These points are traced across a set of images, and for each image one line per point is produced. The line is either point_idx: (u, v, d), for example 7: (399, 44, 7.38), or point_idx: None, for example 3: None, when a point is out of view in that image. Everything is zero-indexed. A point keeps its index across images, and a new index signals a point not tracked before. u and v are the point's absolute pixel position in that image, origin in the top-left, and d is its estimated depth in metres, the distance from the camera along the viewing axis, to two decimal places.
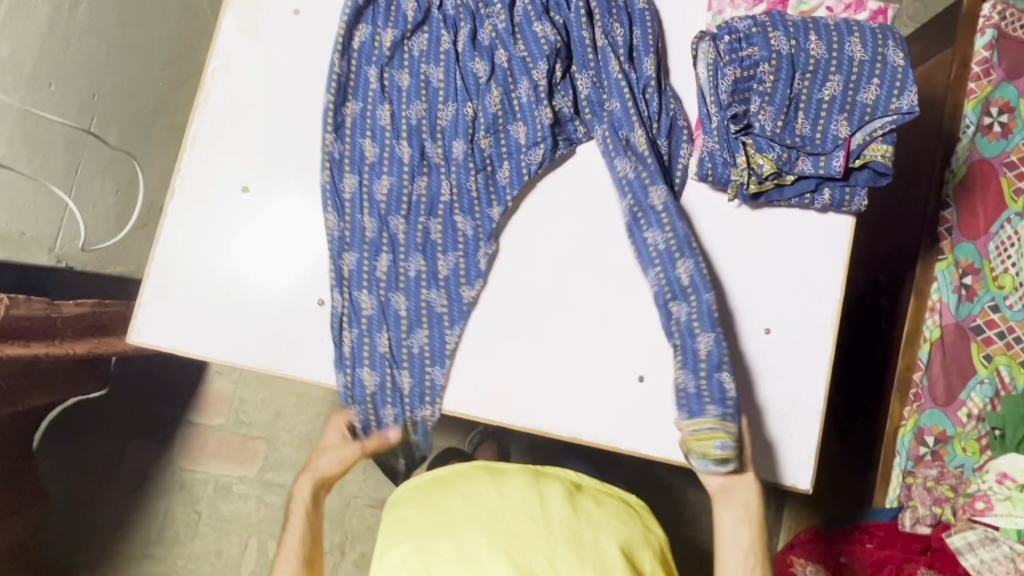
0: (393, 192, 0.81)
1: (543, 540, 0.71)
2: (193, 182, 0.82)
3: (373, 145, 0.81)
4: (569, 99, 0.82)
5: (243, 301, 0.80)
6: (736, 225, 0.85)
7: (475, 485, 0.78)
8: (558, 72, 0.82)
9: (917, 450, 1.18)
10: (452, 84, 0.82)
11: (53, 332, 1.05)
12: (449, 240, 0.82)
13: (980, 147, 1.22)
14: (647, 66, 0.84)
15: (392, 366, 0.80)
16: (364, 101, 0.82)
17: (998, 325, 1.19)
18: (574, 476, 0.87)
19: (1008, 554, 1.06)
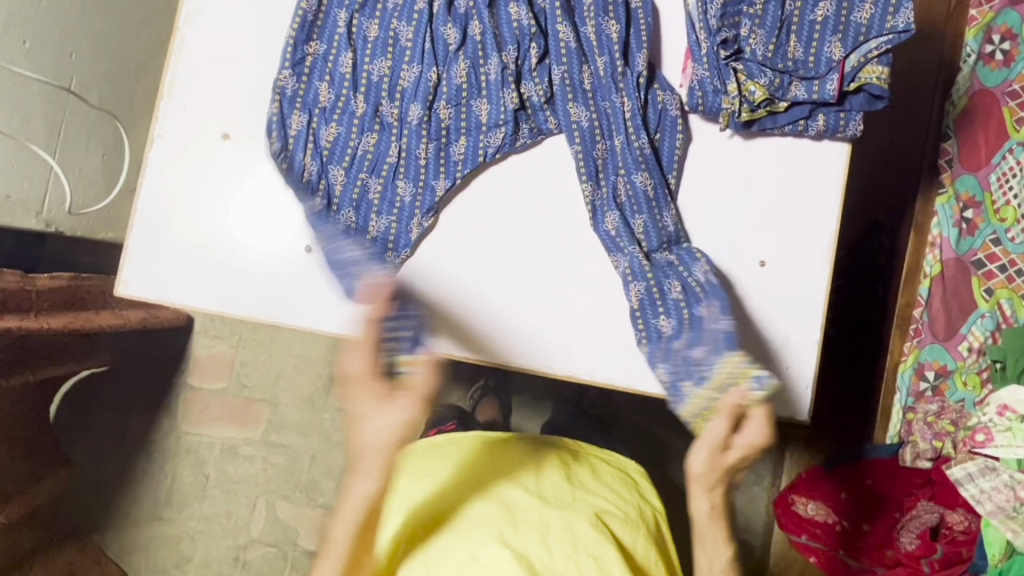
0: (336, 143, 0.80)
1: (531, 516, 0.79)
2: (171, 130, 0.80)
3: (325, 88, 0.79)
4: (541, 87, 0.80)
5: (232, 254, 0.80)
6: (729, 156, 0.83)
7: (477, 461, 0.90)
8: (531, 58, 0.80)
9: (918, 386, 1.20)
10: (420, 45, 0.80)
11: (28, 306, 1.05)
12: (386, 195, 0.80)
13: (981, 76, 1.16)
14: (640, 63, 0.80)
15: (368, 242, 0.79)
16: (326, 44, 0.80)
17: (999, 259, 1.12)
18: (576, 447, 0.98)
19: (1008, 483, 1.02)
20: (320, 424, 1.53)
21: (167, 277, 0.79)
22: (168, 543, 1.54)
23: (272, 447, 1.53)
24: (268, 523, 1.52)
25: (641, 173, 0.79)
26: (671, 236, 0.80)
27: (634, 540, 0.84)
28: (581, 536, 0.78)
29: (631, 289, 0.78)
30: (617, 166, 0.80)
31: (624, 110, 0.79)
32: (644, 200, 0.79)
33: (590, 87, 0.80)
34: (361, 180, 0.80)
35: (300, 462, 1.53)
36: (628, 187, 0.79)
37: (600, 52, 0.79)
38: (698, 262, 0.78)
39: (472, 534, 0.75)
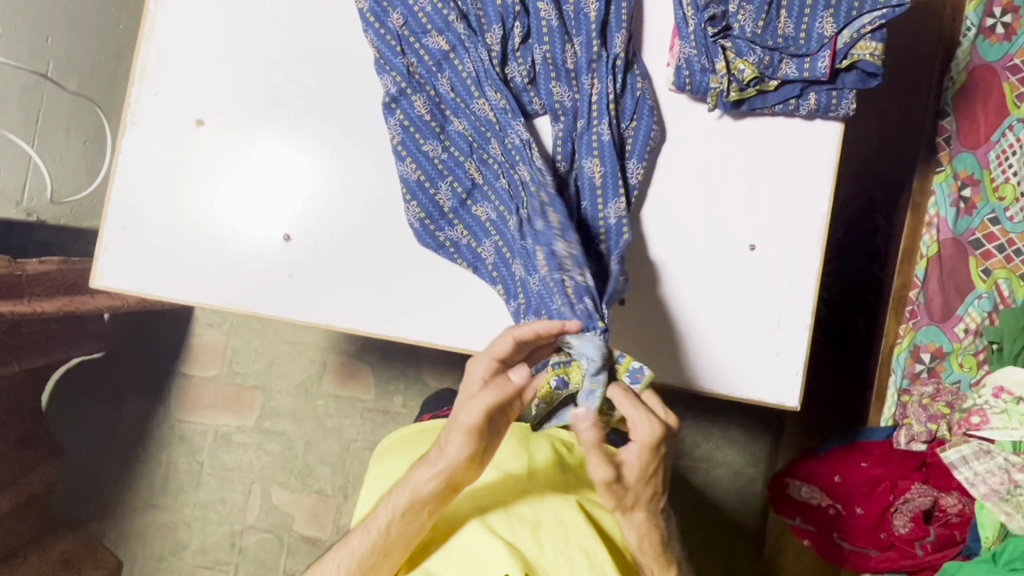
0: (413, 124, 0.75)
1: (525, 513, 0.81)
2: (145, 117, 0.78)
3: (413, 66, 0.75)
4: (525, 68, 0.76)
5: (211, 241, 0.78)
6: (719, 137, 0.81)
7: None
8: (514, 38, 0.76)
9: (913, 367, 1.17)
10: (409, 29, 0.75)
11: (22, 291, 1.05)
12: (430, 170, 0.75)
13: (981, 50, 1.13)
14: (619, 42, 0.76)
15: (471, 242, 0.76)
16: (412, 20, 0.75)
17: (998, 239, 1.12)
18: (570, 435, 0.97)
19: (1002, 465, 1.02)
20: (314, 411, 1.52)
21: (146, 268, 0.78)
22: (165, 530, 1.54)
23: (266, 434, 1.53)
24: (264, 509, 1.53)
25: (608, 156, 0.75)
26: (613, 233, 0.76)
27: None
28: (575, 530, 0.79)
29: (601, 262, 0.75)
30: (590, 146, 0.76)
31: (602, 93, 0.76)
32: (589, 187, 0.76)
33: (574, 67, 0.76)
34: (425, 160, 0.75)
35: (294, 448, 1.53)
36: (598, 169, 0.76)
37: (578, 32, 0.76)
38: (616, 200, 0.76)
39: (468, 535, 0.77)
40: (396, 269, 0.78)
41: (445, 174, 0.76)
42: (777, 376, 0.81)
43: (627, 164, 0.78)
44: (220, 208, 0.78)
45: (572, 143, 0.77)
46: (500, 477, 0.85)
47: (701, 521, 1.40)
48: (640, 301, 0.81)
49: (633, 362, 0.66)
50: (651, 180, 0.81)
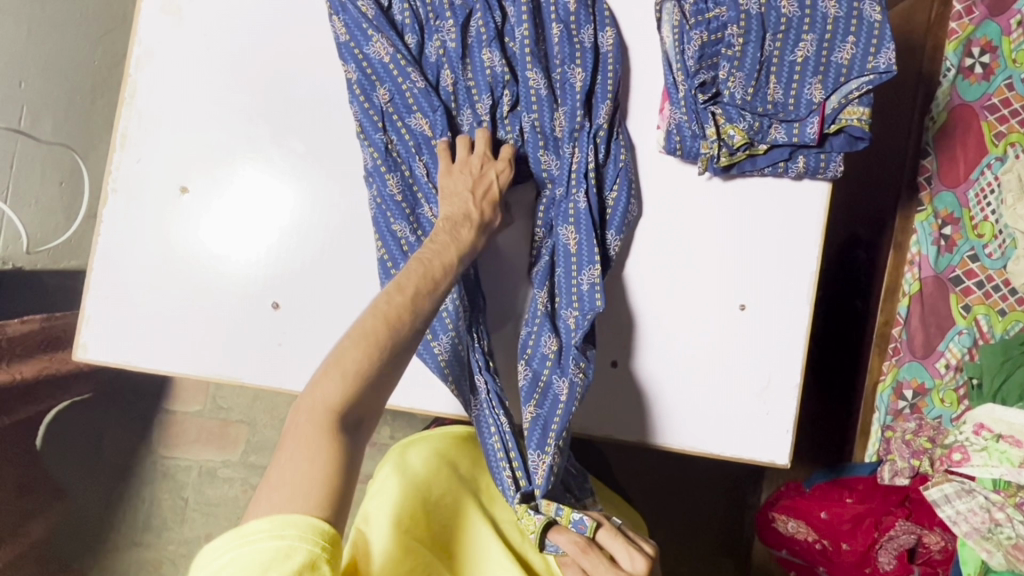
0: (385, 201, 0.73)
1: None
2: (126, 185, 0.77)
3: (399, 142, 0.74)
4: (514, 135, 0.76)
5: (200, 308, 0.76)
6: (707, 199, 0.81)
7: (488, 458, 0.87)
8: (503, 105, 0.75)
9: (896, 404, 1.19)
10: (399, 101, 0.73)
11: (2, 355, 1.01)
12: (393, 250, 0.73)
13: (960, 90, 1.17)
14: (603, 113, 0.76)
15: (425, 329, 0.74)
16: (398, 97, 0.73)
17: (977, 275, 1.17)
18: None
19: (984, 504, 1.04)
20: None
21: (130, 340, 0.76)
22: (149, 568, 1.51)
23: (252, 468, 1.52)
24: None
25: (580, 227, 0.75)
26: (584, 297, 0.74)
27: None
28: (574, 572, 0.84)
29: (569, 315, 0.75)
30: (567, 215, 0.75)
31: (582, 162, 0.75)
32: (565, 255, 0.75)
33: (561, 135, 0.76)
34: (391, 239, 0.73)
35: None
36: (574, 240, 0.75)
37: (563, 102, 0.75)
38: (592, 266, 0.74)
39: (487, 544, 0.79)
40: None
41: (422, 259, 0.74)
42: (767, 436, 0.82)
43: (606, 234, 0.77)
44: (202, 276, 0.76)
45: (552, 212, 0.77)
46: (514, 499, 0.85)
47: (687, 555, 1.37)
48: (632, 362, 0.82)
49: (574, 514, 0.71)
50: (639, 244, 0.81)
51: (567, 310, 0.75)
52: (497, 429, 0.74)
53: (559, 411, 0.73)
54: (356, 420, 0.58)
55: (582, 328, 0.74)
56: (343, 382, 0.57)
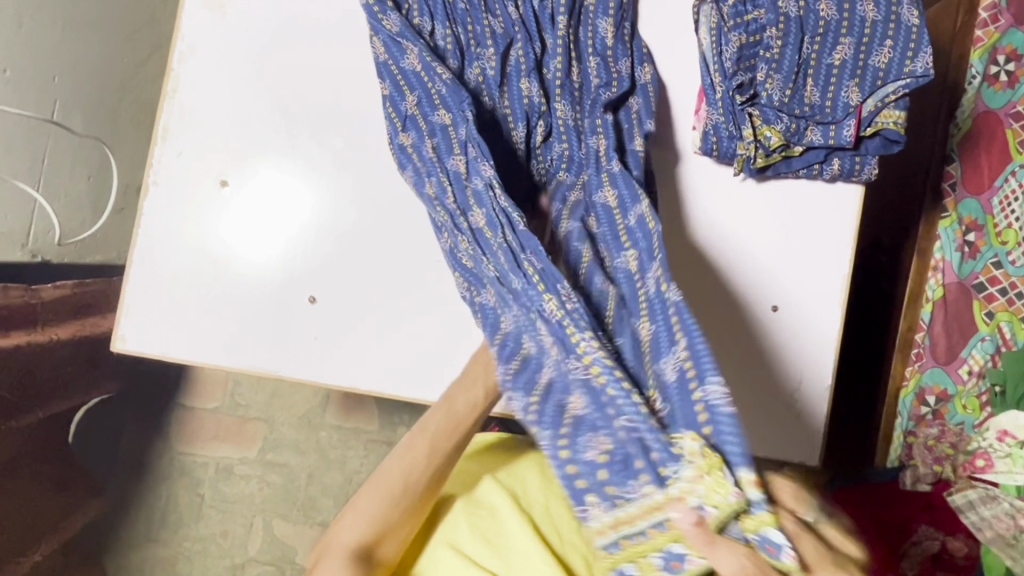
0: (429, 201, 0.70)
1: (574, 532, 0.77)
2: (167, 179, 0.77)
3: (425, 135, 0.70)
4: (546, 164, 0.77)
5: (235, 300, 0.77)
6: (741, 201, 0.82)
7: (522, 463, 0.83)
8: (535, 136, 0.76)
9: (918, 410, 1.21)
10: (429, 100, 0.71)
11: (35, 318, 1.06)
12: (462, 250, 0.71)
13: (986, 97, 1.14)
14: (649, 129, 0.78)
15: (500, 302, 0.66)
16: (426, 100, 0.71)
17: (1000, 282, 1.11)
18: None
19: (1008, 511, 1.03)
20: (317, 443, 1.52)
21: (166, 331, 0.77)
22: (164, 564, 1.51)
23: (269, 466, 1.52)
24: (266, 542, 1.52)
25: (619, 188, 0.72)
26: (636, 229, 0.69)
27: None
28: None
29: (626, 253, 0.69)
30: (601, 183, 0.73)
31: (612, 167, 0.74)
32: (607, 217, 0.72)
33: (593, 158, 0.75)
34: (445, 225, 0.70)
35: (297, 480, 1.52)
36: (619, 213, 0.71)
37: (589, 120, 0.76)
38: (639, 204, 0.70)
39: (519, 549, 0.71)
40: (425, 330, 0.77)
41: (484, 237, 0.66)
42: (797, 438, 0.82)
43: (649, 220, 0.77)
44: (234, 273, 0.77)
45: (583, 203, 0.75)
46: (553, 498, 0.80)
47: None
48: None
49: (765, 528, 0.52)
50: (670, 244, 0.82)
51: (621, 254, 0.69)
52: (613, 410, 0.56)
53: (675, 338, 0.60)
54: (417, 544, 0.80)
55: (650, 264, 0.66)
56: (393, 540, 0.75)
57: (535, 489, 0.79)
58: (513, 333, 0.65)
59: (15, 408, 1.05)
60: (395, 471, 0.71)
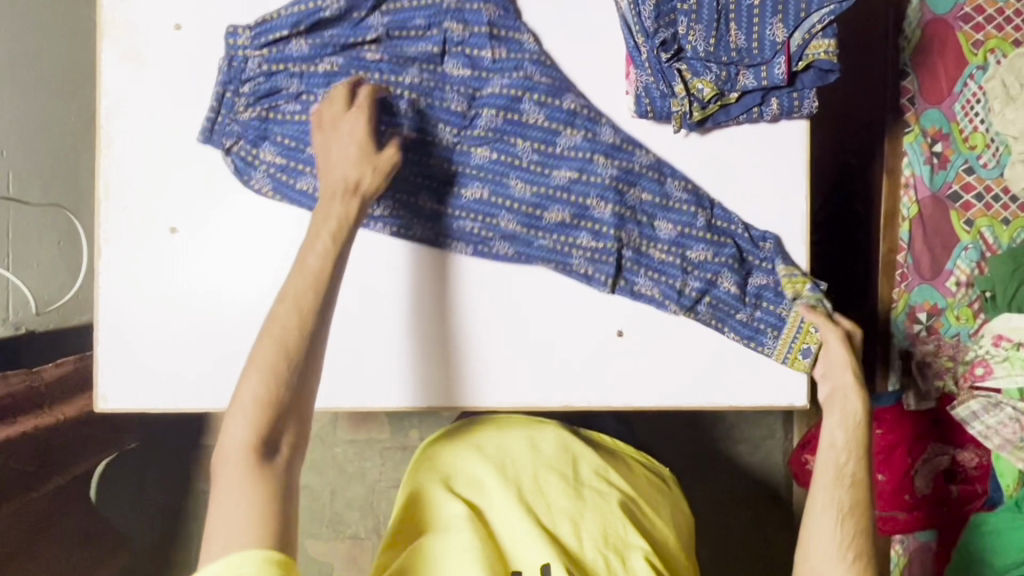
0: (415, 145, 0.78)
1: (563, 501, 0.78)
2: (117, 234, 0.78)
3: (318, 100, 0.76)
4: (481, 151, 0.79)
5: (217, 333, 0.78)
6: (684, 155, 0.81)
7: (511, 440, 0.84)
8: (451, 142, 0.79)
9: (912, 329, 1.18)
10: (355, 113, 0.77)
11: (41, 400, 1.05)
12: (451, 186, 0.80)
13: (931, 4, 1.14)
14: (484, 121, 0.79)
15: (526, 173, 0.79)
16: None
17: (975, 188, 1.16)
18: (609, 440, 0.94)
19: (1013, 415, 1.08)
20: (333, 459, 1.55)
21: (148, 379, 0.78)
22: None
23: None
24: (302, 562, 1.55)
25: (484, 136, 0.79)
26: (504, 145, 0.79)
27: (654, 527, 0.82)
28: (612, 530, 0.77)
29: (521, 150, 0.79)
30: (478, 136, 0.79)
31: (496, 144, 0.79)
32: (508, 143, 0.79)
33: (517, 143, 0.79)
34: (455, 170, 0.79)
35: (320, 498, 1.55)
36: (484, 133, 0.79)
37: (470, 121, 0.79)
38: (481, 122, 0.79)
39: (510, 519, 0.75)
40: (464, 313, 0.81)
41: (513, 169, 0.79)
42: (777, 381, 0.82)
43: (529, 149, 0.79)
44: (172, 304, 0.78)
45: (492, 146, 0.79)
46: (539, 466, 0.81)
47: (727, 509, 1.39)
48: (636, 328, 0.81)
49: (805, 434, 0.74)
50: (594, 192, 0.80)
51: (522, 154, 0.79)
52: (631, 219, 0.80)
53: (592, 191, 0.80)
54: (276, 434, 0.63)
55: (530, 145, 0.79)
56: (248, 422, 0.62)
57: (524, 461, 0.81)
58: (550, 196, 0.80)
59: (37, 476, 1.05)
60: (241, 404, 0.63)
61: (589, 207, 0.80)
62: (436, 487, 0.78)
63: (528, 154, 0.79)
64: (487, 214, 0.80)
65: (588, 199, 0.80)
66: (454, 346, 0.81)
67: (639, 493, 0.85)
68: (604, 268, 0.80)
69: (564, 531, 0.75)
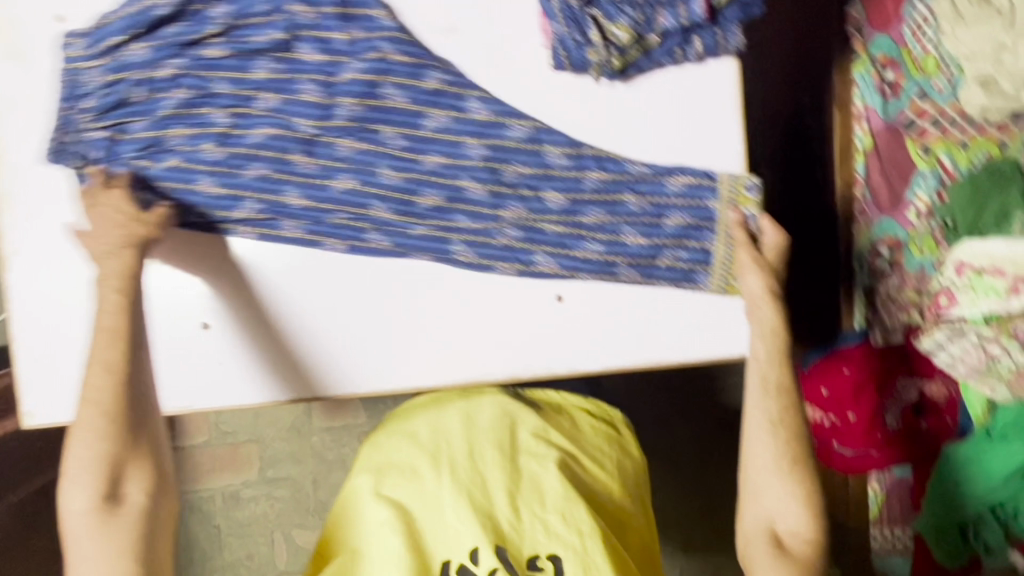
0: (271, 143, 0.76)
1: (497, 475, 0.81)
2: (22, 247, 0.78)
3: (170, 108, 0.74)
4: (345, 143, 0.76)
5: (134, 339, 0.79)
6: (609, 106, 0.77)
7: (447, 420, 0.87)
8: (308, 139, 0.76)
9: (874, 263, 1.15)
10: (206, 116, 0.75)
11: None
12: (308, 184, 0.77)
13: None
14: (340, 111, 0.75)
15: (391, 161, 0.77)
16: (195, 117, 0.75)
17: (930, 113, 1.11)
18: (557, 397, 0.98)
19: (976, 342, 1.05)
20: (312, 448, 1.54)
21: (63, 398, 0.80)
22: None
23: (273, 482, 1.54)
24: (291, 553, 1.55)
25: (340, 129, 0.76)
26: (367, 134, 0.76)
27: (594, 482, 0.87)
28: (549, 494, 0.81)
29: (386, 137, 0.76)
30: (337, 128, 0.76)
31: (353, 135, 0.76)
32: (368, 132, 0.76)
33: (380, 130, 0.76)
34: (307, 169, 0.77)
35: (304, 488, 1.54)
36: (346, 122, 0.76)
37: (322, 114, 0.75)
38: (339, 111, 0.75)
39: (442, 507, 0.78)
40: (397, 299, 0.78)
41: (378, 160, 0.77)
42: (720, 332, 0.79)
43: (392, 137, 0.76)
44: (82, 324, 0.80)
45: (353, 137, 0.76)
46: (472, 441, 0.84)
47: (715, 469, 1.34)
48: (579, 292, 0.79)
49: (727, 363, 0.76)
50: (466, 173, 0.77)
51: (387, 140, 0.76)
52: (520, 191, 0.77)
53: (469, 171, 0.77)
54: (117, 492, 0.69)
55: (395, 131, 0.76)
56: (85, 486, 0.68)
57: (457, 443, 0.83)
58: (428, 180, 0.77)
59: None
60: (73, 473, 0.69)
61: (499, 174, 0.77)
62: (376, 482, 0.82)
63: (388, 144, 0.76)
64: (353, 210, 0.77)
65: (466, 180, 0.77)
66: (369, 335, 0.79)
67: (577, 447, 0.89)
68: (487, 249, 0.78)
69: (500, 501, 0.79)
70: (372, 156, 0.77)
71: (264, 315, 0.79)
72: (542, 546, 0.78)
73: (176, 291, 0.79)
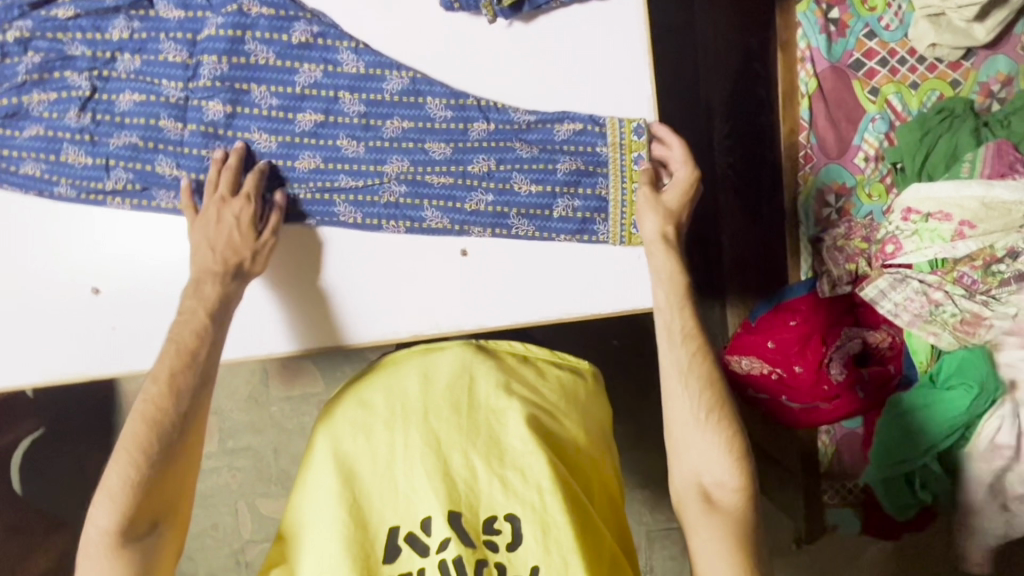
0: (136, 106, 0.73)
1: (450, 432, 0.72)
2: None
3: (26, 74, 0.73)
4: (212, 104, 0.74)
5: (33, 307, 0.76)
6: (509, 48, 0.75)
7: (400, 381, 0.78)
8: (173, 101, 0.74)
9: (822, 212, 1.11)
10: (69, 82, 0.73)
11: None
12: (175, 150, 0.74)
13: None
14: (202, 70, 0.73)
15: (263, 120, 0.74)
16: (56, 83, 0.73)
17: (877, 54, 1.08)
18: (520, 347, 0.87)
19: (919, 289, 1.05)
20: (271, 418, 1.53)
21: None
22: None
23: (233, 452, 1.53)
24: (255, 522, 1.55)
25: (204, 89, 0.73)
26: (234, 94, 0.74)
27: (565, 434, 0.78)
28: (509, 450, 0.72)
29: (256, 96, 0.74)
30: (201, 87, 0.73)
31: (219, 96, 0.73)
32: (234, 91, 0.74)
33: (247, 88, 0.74)
34: (172, 133, 0.74)
35: (265, 458, 1.54)
36: (207, 82, 0.73)
37: (186, 73, 0.73)
38: (202, 70, 0.73)
39: (397, 475, 0.71)
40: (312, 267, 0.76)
41: (247, 120, 0.74)
42: (622, 285, 0.77)
43: (261, 94, 0.74)
44: None
45: (218, 96, 0.74)
46: (427, 399, 0.75)
47: None
48: (480, 247, 0.77)
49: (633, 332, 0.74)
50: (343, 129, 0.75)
51: (256, 99, 0.74)
52: (400, 146, 0.75)
53: (347, 125, 0.75)
54: (148, 523, 0.69)
55: (263, 87, 0.74)
56: (112, 504, 0.66)
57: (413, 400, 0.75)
58: (304, 137, 0.75)
59: None
60: (107, 487, 0.67)
61: (377, 129, 0.75)
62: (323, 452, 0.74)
63: (257, 103, 0.74)
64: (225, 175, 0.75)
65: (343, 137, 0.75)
66: (286, 298, 0.77)
67: (545, 402, 0.80)
68: (370, 208, 0.75)
69: (456, 462, 0.71)
70: (239, 117, 0.74)
71: (167, 285, 0.76)
72: (499, 506, 0.70)
73: (76, 249, 0.76)
